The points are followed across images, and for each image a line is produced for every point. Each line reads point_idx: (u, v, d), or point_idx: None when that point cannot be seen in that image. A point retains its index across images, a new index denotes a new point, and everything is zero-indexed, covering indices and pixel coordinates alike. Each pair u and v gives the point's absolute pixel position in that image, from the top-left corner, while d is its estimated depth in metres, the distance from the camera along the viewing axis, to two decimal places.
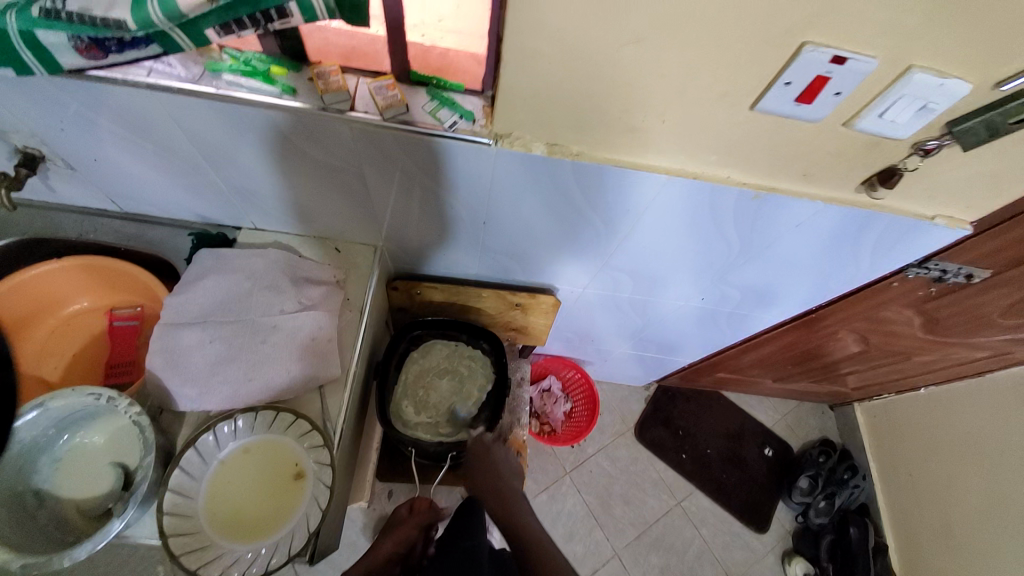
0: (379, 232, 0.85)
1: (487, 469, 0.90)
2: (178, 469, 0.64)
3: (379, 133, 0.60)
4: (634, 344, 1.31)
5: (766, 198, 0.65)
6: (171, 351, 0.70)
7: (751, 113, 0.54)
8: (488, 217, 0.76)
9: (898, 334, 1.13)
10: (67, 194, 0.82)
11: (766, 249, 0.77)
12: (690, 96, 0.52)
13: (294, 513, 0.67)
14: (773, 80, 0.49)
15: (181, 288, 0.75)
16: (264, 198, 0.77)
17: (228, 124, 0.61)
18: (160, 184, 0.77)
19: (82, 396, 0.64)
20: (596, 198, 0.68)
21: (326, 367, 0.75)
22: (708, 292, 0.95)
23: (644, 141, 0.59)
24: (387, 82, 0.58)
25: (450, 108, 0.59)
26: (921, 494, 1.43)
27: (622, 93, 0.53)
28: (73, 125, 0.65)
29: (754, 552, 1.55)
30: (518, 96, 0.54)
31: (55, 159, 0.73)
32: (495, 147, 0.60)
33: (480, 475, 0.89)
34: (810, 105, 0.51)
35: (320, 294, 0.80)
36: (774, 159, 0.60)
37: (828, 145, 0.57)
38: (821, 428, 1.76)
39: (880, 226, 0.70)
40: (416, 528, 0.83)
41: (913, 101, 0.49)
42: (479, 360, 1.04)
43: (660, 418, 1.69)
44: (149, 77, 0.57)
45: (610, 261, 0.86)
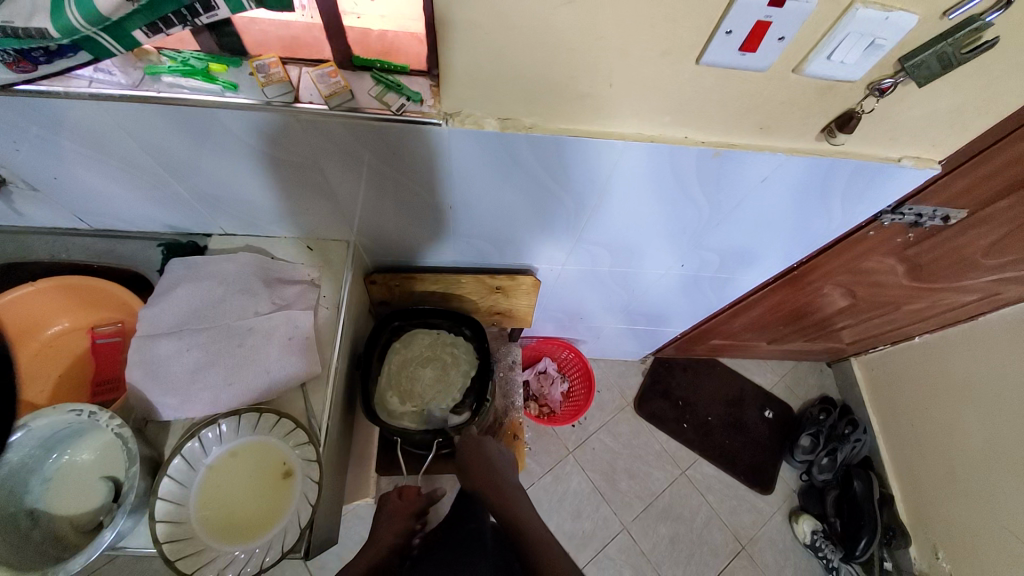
0: (349, 226, 0.84)
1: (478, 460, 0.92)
2: (166, 477, 0.65)
3: (326, 123, 0.59)
4: (624, 319, 1.31)
5: (727, 155, 0.64)
6: (150, 362, 0.71)
7: (698, 68, 0.53)
8: (453, 202, 0.75)
9: (883, 284, 1.12)
10: (35, 217, 0.82)
11: (736, 209, 0.76)
12: (633, 55, 0.51)
13: (285, 511, 0.68)
14: (714, 31, 0.48)
15: (154, 299, 0.75)
16: (228, 201, 0.77)
17: (176, 128, 0.60)
18: (124, 197, 0.77)
19: (65, 413, 0.64)
20: (557, 170, 0.68)
21: (306, 364, 0.75)
22: (687, 258, 0.94)
23: (597, 106, 0.58)
24: (329, 69, 0.57)
25: (396, 91, 0.58)
26: (922, 442, 1.44)
27: (565, 58, 0.52)
28: (25, 144, 0.65)
29: (761, 513, 1.56)
30: (461, 70, 0.53)
31: (15, 181, 0.72)
32: (446, 126, 0.59)
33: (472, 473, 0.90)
34: (756, 54, 0.50)
35: (295, 293, 0.80)
36: (730, 114, 0.59)
37: (781, 95, 0.56)
38: (820, 386, 1.76)
39: (846, 173, 0.69)
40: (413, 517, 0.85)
41: (860, 38, 0.48)
42: (463, 347, 1.04)
43: (659, 390, 1.70)
44: (90, 87, 0.56)
45: (583, 235, 0.86)
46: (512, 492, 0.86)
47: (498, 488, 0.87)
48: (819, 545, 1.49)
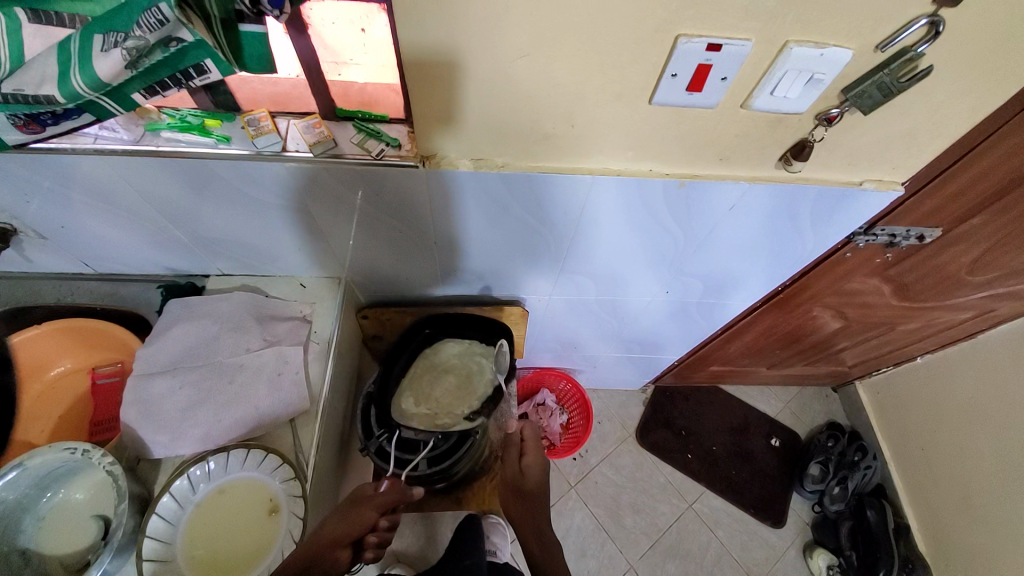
0: (341, 264, 0.88)
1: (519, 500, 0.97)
2: (154, 515, 0.66)
3: (311, 169, 0.63)
4: (620, 347, 1.32)
5: (691, 185, 0.67)
6: (144, 401, 0.73)
7: (652, 107, 0.56)
8: (438, 239, 0.79)
9: (873, 304, 1.13)
10: (44, 262, 0.86)
11: (712, 236, 0.79)
12: (589, 97, 0.55)
13: (269, 548, 0.68)
14: (661, 74, 0.52)
15: (151, 339, 0.78)
16: (223, 243, 0.81)
17: (174, 178, 0.65)
18: (126, 243, 0.81)
19: (59, 452, 0.65)
20: (533, 205, 0.71)
21: (295, 400, 0.77)
22: (672, 285, 0.96)
23: (562, 145, 0.62)
24: (314, 120, 0.63)
25: (376, 137, 0.63)
26: (934, 467, 1.39)
27: (528, 103, 0.56)
28: (36, 198, 0.70)
29: (774, 548, 1.50)
30: (432, 117, 0.57)
31: (26, 231, 0.77)
32: (423, 168, 0.63)
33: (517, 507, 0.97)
34: (702, 93, 0.53)
35: (287, 329, 0.83)
36: (690, 147, 0.62)
37: (734, 129, 0.60)
38: (827, 411, 1.72)
39: (811, 199, 0.72)
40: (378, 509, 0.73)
41: (798, 74, 0.52)
42: (489, 358, 0.98)
43: (661, 420, 1.67)
44: (95, 143, 0.61)
45: (566, 266, 0.88)
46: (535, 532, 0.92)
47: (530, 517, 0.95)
48: None
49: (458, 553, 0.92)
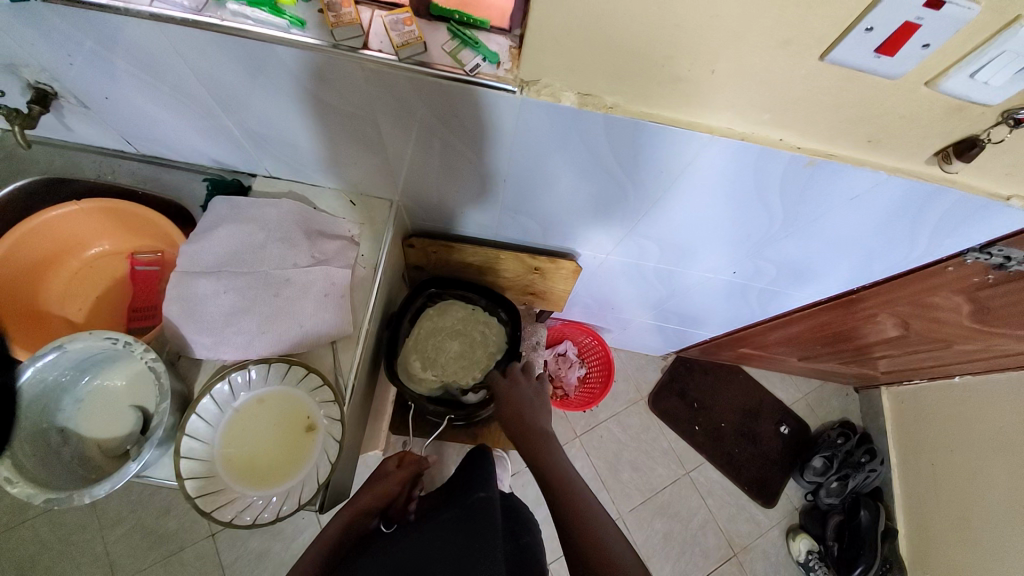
0: (395, 186, 0.81)
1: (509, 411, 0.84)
2: (194, 415, 0.66)
3: (392, 75, 0.55)
4: (656, 315, 1.27)
5: (821, 165, 0.58)
6: (188, 299, 0.70)
7: (818, 66, 0.47)
8: (510, 174, 0.71)
9: (941, 320, 1.05)
10: (84, 134, 0.80)
11: (814, 223, 0.71)
12: (750, 40, 0.45)
13: (304, 463, 0.68)
14: (851, 25, 0.42)
15: (196, 236, 0.73)
16: (276, 143, 0.74)
17: (237, 61, 0.57)
18: (173, 126, 0.74)
19: (100, 340, 0.64)
20: (628, 157, 0.63)
21: (339, 324, 0.74)
22: (741, 266, 0.89)
23: (689, 94, 0.53)
24: (404, 15, 0.52)
25: (472, 48, 0.53)
26: (939, 483, 1.38)
27: (670, 34, 0.46)
28: (80, 60, 0.62)
29: (759, 525, 1.55)
30: (551, 34, 0.48)
31: (67, 97, 0.71)
32: (521, 95, 0.55)
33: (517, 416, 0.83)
34: (892, 59, 0.44)
35: (335, 248, 0.78)
36: (837, 120, 0.53)
37: (901, 108, 0.51)
38: (843, 410, 1.70)
39: (945, 204, 0.62)
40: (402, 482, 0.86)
41: (1016, 59, 0.42)
42: (495, 328, 1.00)
43: (675, 389, 1.67)
44: (151, 6, 0.52)
45: (638, 228, 0.81)
46: (545, 442, 0.76)
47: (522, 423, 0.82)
48: (813, 565, 1.48)
49: (471, 485, 0.77)
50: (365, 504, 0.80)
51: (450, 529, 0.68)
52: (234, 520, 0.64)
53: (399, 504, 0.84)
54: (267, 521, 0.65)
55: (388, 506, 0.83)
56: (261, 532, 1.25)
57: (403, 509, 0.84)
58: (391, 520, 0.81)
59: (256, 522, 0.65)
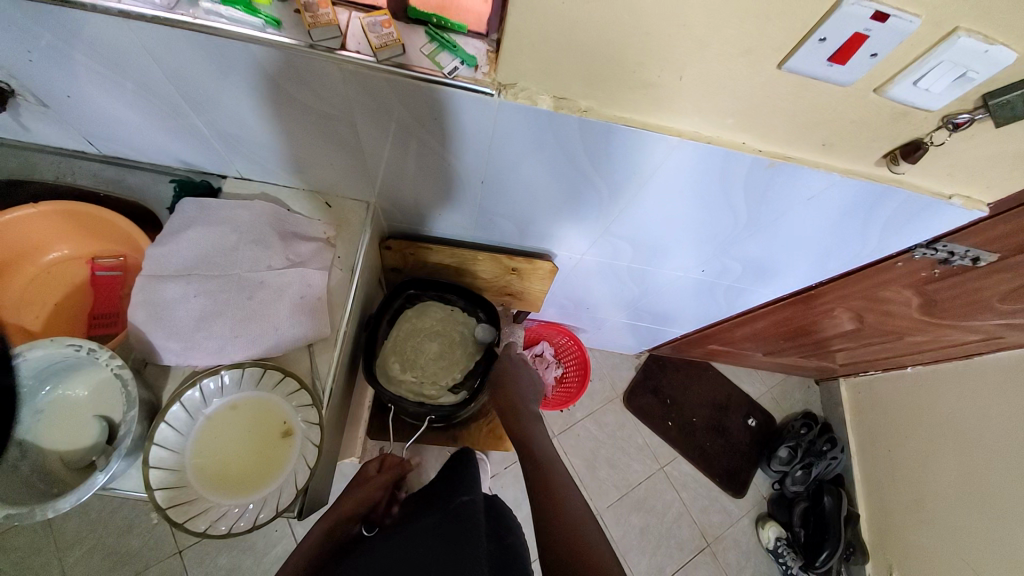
0: (372, 188, 0.80)
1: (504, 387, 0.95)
2: (163, 423, 0.63)
3: (371, 76, 0.55)
4: (629, 314, 1.30)
5: (781, 168, 0.63)
6: (155, 304, 0.68)
7: (778, 74, 0.51)
8: (487, 176, 0.72)
9: (893, 313, 1.13)
10: (41, 134, 0.77)
11: (775, 222, 0.75)
12: (715, 49, 0.48)
13: (282, 469, 0.67)
14: (807, 36, 0.46)
15: (163, 238, 0.71)
16: (249, 144, 0.72)
17: (210, 60, 0.56)
18: (138, 125, 0.72)
19: (62, 347, 0.62)
20: (602, 159, 0.65)
21: (316, 326, 0.73)
22: (709, 264, 0.93)
23: (661, 99, 0.55)
24: (382, 17, 0.53)
25: (450, 51, 0.54)
26: (896, 468, 1.47)
27: (643, 42, 0.49)
28: (39, 56, 0.59)
29: (731, 515, 1.60)
30: (528, 39, 0.50)
31: (24, 96, 0.67)
32: (499, 98, 0.56)
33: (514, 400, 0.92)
34: (843, 67, 0.48)
35: (310, 250, 0.77)
36: (796, 125, 0.57)
37: (852, 113, 0.55)
38: (805, 401, 1.79)
39: (894, 203, 0.67)
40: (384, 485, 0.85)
41: (951, 69, 0.46)
42: (473, 329, 1.02)
43: (649, 386, 1.71)
44: (118, 2, 0.51)
45: (612, 228, 0.83)
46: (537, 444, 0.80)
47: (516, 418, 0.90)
48: (780, 551, 1.55)
49: (453, 490, 0.77)
50: (345, 509, 0.79)
51: (433, 535, 0.67)
52: (208, 531, 0.62)
53: (380, 508, 0.84)
54: (244, 530, 0.63)
55: (368, 512, 0.82)
56: (232, 547, 1.20)
57: (384, 513, 0.84)
58: (371, 524, 0.81)
59: (231, 532, 0.63)
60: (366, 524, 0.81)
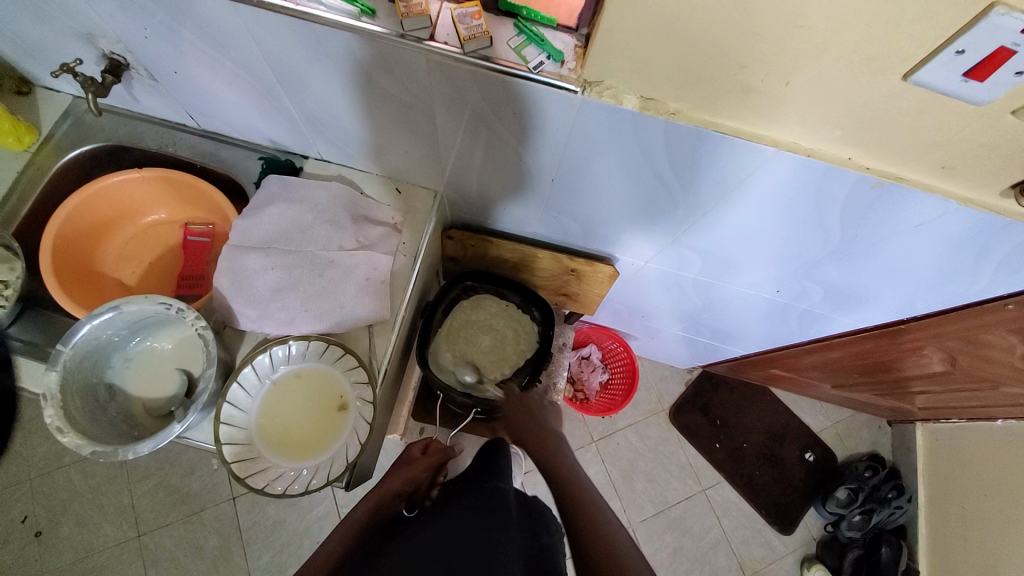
0: (441, 177, 0.81)
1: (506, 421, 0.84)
2: (235, 383, 0.68)
3: (456, 67, 0.55)
4: (687, 327, 1.24)
5: (889, 189, 0.56)
6: (236, 272, 0.73)
7: (900, 86, 0.45)
8: (558, 174, 0.71)
9: (993, 360, 1.00)
10: (149, 105, 0.84)
11: (870, 247, 0.68)
12: (827, 56, 0.44)
13: (334, 441, 0.70)
14: (942, 47, 0.41)
15: (248, 212, 0.76)
16: (331, 127, 0.75)
17: (304, 45, 0.59)
18: (234, 103, 0.77)
19: (154, 304, 0.67)
20: (682, 164, 0.61)
21: (377, 309, 0.75)
22: (785, 285, 0.86)
23: (757, 105, 0.51)
24: (473, 9, 0.52)
25: (538, 45, 0.53)
26: (968, 527, 1.32)
27: (746, 44, 0.45)
28: (154, 33, 0.64)
29: (773, 551, 1.50)
30: (619, 35, 0.47)
31: (137, 68, 0.74)
32: (582, 96, 0.54)
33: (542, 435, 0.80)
34: (980, 84, 0.42)
35: (379, 234, 0.80)
36: (911, 143, 0.51)
37: (984, 135, 0.48)
38: (873, 442, 1.64)
39: (1017, 238, 0.59)
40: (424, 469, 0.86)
41: None
42: (527, 327, 1.00)
43: (698, 404, 1.63)
44: None
45: (682, 238, 0.79)
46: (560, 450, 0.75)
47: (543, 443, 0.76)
48: None
49: (485, 474, 0.78)
50: (387, 489, 0.81)
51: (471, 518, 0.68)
52: (265, 489, 0.67)
53: (423, 491, 0.83)
54: (297, 493, 0.67)
55: (412, 492, 0.82)
56: (278, 502, 1.28)
57: (425, 495, 0.82)
58: (412, 506, 0.80)
59: (286, 493, 0.67)
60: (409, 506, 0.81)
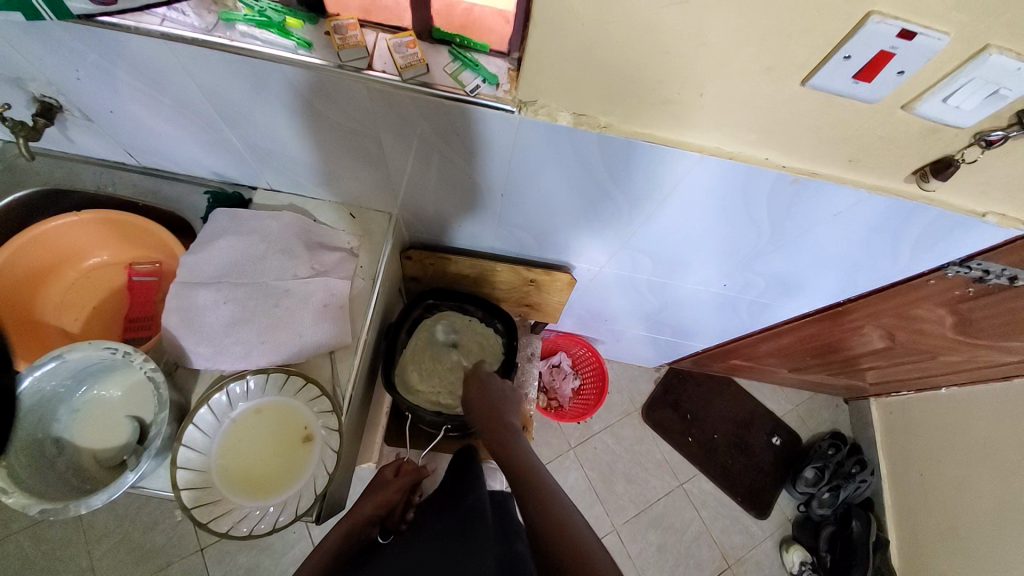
0: (394, 199, 0.82)
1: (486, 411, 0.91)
2: (192, 425, 0.66)
3: (397, 95, 0.57)
4: (649, 327, 1.28)
5: (806, 183, 0.62)
6: (187, 310, 0.71)
7: (801, 90, 0.50)
8: (506, 189, 0.73)
9: (926, 332, 1.08)
10: (86, 146, 0.82)
11: (799, 237, 0.73)
12: (734, 68, 0.49)
13: (301, 474, 0.69)
14: (831, 54, 0.45)
15: (196, 247, 0.74)
16: (278, 157, 0.75)
17: (244, 80, 0.59)
18: (175, 139, 0.75)
19: (98, 350, 0.64)
20: (620, 171, 0.65)
21: (338, 335, 0.75)
22: (732, 278, 0.91)
23: (680, 115, 0.55)
24: (408, 39, 0.56)
25: (473, 70, 0.56)
26: (927, 491, 1.40)
27: (661, 61, 0.49)
28: (84, 73, 0.63)
29: (753, 537, 1.55)
30: (548, 58, 0.51)
31: (70, 110, 0.72)
32: (519, 115, 0.57)
33: (480, 407, 0.86)
34: (869, 84, 0.47)
35: (335, 260, 0.80)
36: (820, 140, 0.56)
37: (881, 129, 0.54)
38: (833, 421, 1.72)
39: (925, 219, 0.65)
40: (399, 491, 0.85)
41: (983, 85, 0.45)
42: (491, 340, 1.02)
43: (668, 401, 1.68)
44: (162, 25, 0.55)
45: (631, 241, 0.83)
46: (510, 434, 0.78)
47: (497, 428, 0.80)
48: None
49: (460, 491, 0.80)
50: (359, 514, 0.78)
51: (443, 539, 0.69)
52: (230, 531, 0.64)
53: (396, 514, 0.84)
54: (264, 532, 0.65)
55: (385, 516, 0.83)
56: (251, 546, 1.23)
57: (400, 518, 0.85)
58: (388, 531, 0.82)
59: (253, 533, 0.65)
60: (383, 531, 0.82)
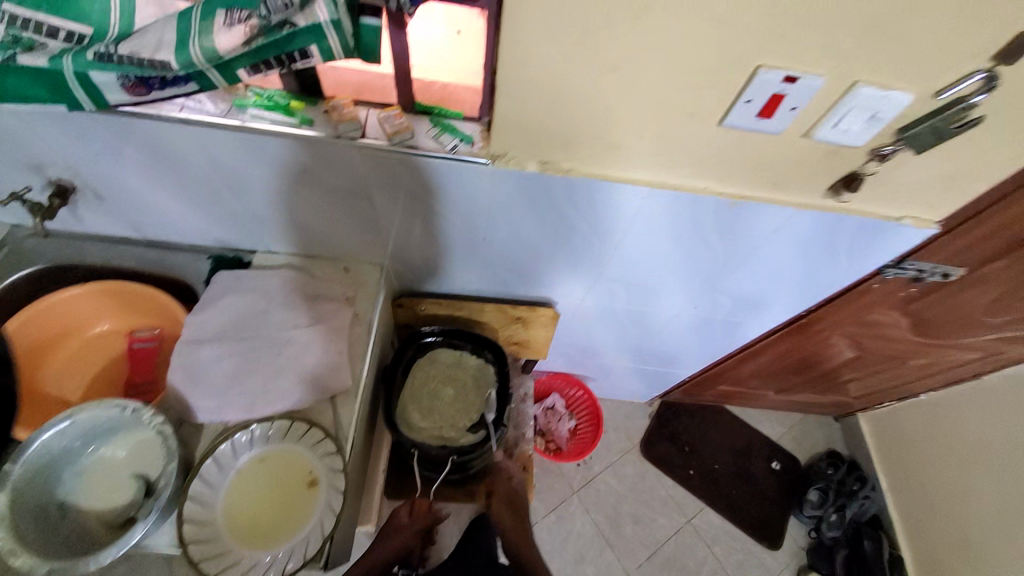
0: (385, 251, 0.90)
1: (508, 495, 1.08)
2: (197, 478, 0.68)
3: (386, 157, 0.67)
4: (634, 358, 1.34)
5: (743, 205, 0.72)
6: (192, 366, 0.75)
7: (720, 129, 0.61)
8: (486, 232, 0.81)
9: (888, 337, 1.16)
10: (94, 224, 0.89)
11: (751, 254, 0.82)
12: (663, 115, 0.60)
13: (308, 518, 0.70)
14: (736, 99, 0.57)
15: (202, 307, 0.80)
16: (279, 222, 0.83)
17: (251, 154, 0.69)
18: (183, 211, 0.83)
19: (109, 408, 0.68)
20: (584, 207, 0.73)
21: (337, 378, 0.78)
22: (701, 301, 0.99)
23: (625, 156, 0.66)
24: (393, 112, 0.66)
25: (451, 133, 0.67)
26: (931, 501, 1.41)
27: (604, 114, 0.60)
28: (104, 156, 0.72)
29: (768, 569, 1.51)
30: (512, 118, 0.61)
31: (84, 190, 0.80)
32: (492, 166, 0.67)
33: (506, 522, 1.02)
34: (771, 119, 0.58)
35: (331, 310, 0.85)
36: (747, 167, 0.67)
37: (793, 154, 0.65)
38: (828, 440, 1.74)
39: (852, 227, 0.75)
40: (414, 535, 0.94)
41: (863, 110, 0.57)
42: (485, 371, 1.05)
43: (665, 434, 1.69)
44: (181, 112, 0.64)
45: (604, 273, 0.91)
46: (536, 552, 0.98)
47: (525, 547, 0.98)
48: None
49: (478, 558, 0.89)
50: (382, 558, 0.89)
51: None
52: None
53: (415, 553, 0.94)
54: None
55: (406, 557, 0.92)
56: None
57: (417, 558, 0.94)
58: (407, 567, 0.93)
59: None
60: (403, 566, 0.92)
